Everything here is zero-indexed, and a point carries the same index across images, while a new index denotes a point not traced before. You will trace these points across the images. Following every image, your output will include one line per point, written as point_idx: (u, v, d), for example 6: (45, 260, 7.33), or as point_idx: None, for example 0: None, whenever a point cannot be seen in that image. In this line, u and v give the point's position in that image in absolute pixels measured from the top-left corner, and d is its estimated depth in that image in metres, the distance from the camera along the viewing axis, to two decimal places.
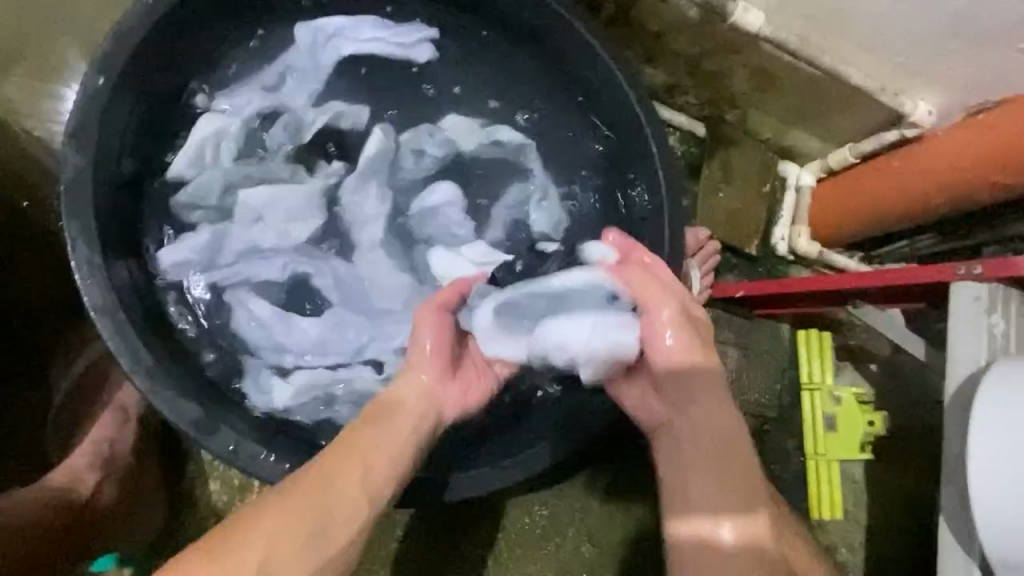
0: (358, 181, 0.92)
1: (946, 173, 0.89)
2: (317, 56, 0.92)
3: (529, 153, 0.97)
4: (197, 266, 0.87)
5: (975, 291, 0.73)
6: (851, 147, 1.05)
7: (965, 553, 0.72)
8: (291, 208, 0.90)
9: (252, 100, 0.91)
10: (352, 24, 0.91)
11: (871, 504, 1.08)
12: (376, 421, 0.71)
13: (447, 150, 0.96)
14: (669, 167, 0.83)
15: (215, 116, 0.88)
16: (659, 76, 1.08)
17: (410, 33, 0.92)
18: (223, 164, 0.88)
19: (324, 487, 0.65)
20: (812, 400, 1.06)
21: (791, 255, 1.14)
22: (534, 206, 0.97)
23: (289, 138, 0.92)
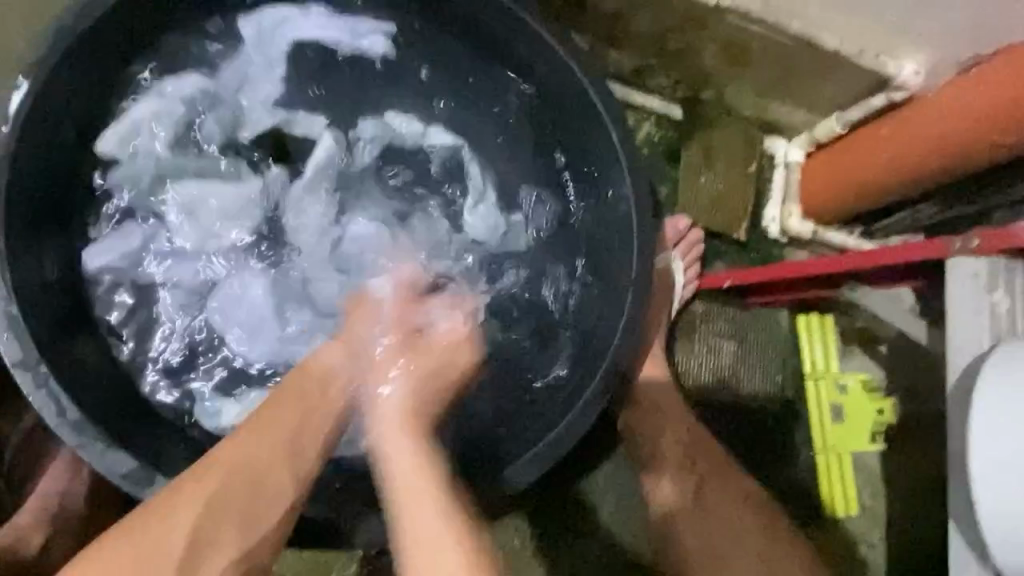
0: (300, 189, 0.87)
1: (938, 136, 0.81)
2: (266, 48, 0.87)
3: (464, 153, 0.92)
4: (119, 269, 0.83)
5: (974, 267, 0.66)
6: (837, 115, 0.97)
7: (978, 560, 0.64)
8: (222, 205, 0.85)
9: (193, 85, 0.84)
10: (302, 12, 0.87)
11: (890, 496, 1.00)
12: (303, 393, 0.69)
13: (382, 154, 0.91)
14: (630, 155, 0.78)
15: (152, 99, 0.82)
16: (624, 59, 1.02)
17: (361, 23, 0.88)
18: (152, 154, 0.82)
19: (251, 465, 0.63)
20: (817, 389, 1.00)
21: (784, 237, 1.07)
22: (470, 209, 0.91)
23: (228, 137, 0.87)
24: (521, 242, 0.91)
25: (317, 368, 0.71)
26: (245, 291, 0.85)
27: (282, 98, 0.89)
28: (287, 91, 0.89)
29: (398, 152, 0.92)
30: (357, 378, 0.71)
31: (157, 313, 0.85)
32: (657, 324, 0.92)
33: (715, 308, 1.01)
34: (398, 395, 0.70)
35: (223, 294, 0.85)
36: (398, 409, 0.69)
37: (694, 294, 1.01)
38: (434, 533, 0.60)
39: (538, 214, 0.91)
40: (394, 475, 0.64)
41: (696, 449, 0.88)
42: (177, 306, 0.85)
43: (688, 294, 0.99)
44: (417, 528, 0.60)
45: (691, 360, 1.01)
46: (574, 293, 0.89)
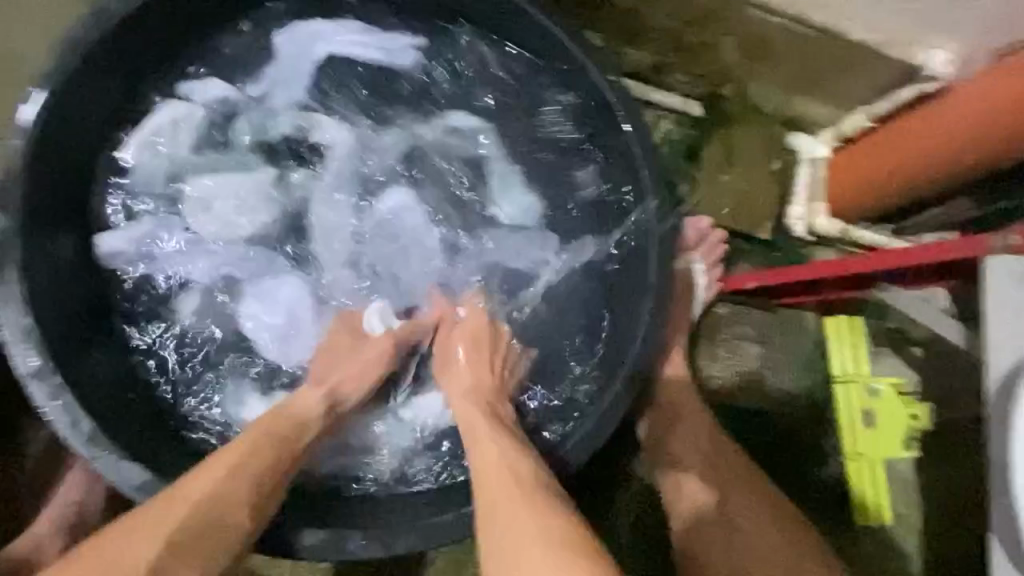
0: (330, 189, 0.86)
1: (970, 130, 0.77)
2: (298, 62, 0.86)
3: (489, 134, 0.88)
4: (132, 257, 0.83)
5: (1013, 266, 0.63)
6: (865, 108, 0.94)
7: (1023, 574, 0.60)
8: (238, 201, 0.84)
9: (214, 91, 0.85)
10: (336, 29, 0.86)
11: (926, 506, 0.96)
12: (280, 425, 0.69)
13: (422, 142, 0.87)
14: (648, 154, 0.76)
15: (175, 104, 0.83)
16: (641, 57, 0.99)
17: (395, 39, 0.87)
18: (175, 152, 0.84)
19: (232, 486, 0.62)
20: (847, 394, 0.96)
21: (810, 236, 1.03)
22: (502, 200, 0.87)
23: (251, 131, 0.85)
24: (555, 225, 0.88)
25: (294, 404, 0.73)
26: (265, 288, 0.85)
27: (311, 105, 0.87)
28: (315, 98, 0.87)
29: (436, 146, 0.87)
30: (323, 411, 0.74)
31: (168, 301, 0.84)
32: (676, 329, 0.90)
33: (740, 309, 0.99)
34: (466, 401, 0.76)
35: (243, 283, 0.85)
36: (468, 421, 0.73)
37: (717, 298, 0.98)
38: (508, 504, 0.63)
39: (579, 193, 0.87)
40: (488, 475, 0.67)
41: (720, 456, 0.85)
42: (188, 301, 0.84)
43: (711, 298, 0.96)
44: (513, 518, 0.62)
45: (713, 363, 0.98)
46: (596, 293, 0.85)
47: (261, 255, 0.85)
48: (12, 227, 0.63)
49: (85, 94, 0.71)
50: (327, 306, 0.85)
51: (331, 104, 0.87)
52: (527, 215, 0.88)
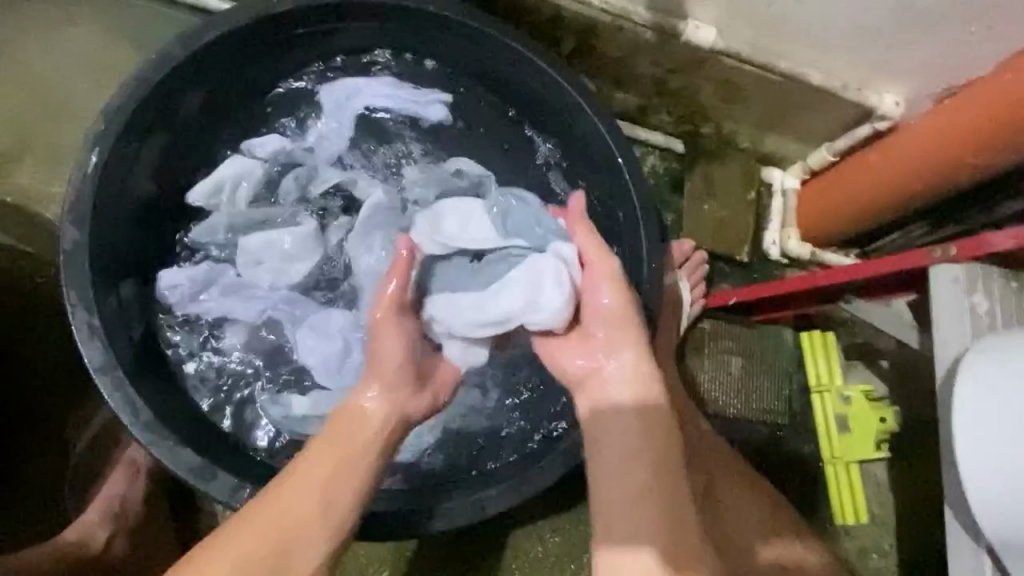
0: (366, 238, 0.90)
1: (921, 159, 0.88)
2: (338, 115, 0.95)
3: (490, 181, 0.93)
4: (188, 293, 0.88)
5: (953, 273, 0.73)
6: (827, 146, 1.06)
7: (972, 540, 0.68)
8: (286, 249, 0.90)
9: (271, 144, 0.92)
10: (371, 84, 0.94)
11: (897, 505, 1.05)
12: (342, 436, 0.69)
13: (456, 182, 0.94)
14: (638, 182, 0.85)
15: (236, 161, 0.90)
16: (629, 98, 1.11)
17: (423, 92, 0.95)
18: (232, 206, 0.91)
19: (288, 514, 0.64)
20: (822, 401, 1.04)
21: (784, 258, 1.14)
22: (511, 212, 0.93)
23: (297, 187, 0.93)
24: None
25: (352, 413, 0.71)
26: (311, 325, 0.88)
27: (345, 159, 0.96)
28: (353, 150, 0.96)
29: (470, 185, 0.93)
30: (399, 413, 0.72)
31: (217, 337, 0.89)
32: (667, 341, 0.98)
33: (722, 325, 1.07)
34: (613, 303, 0.72)
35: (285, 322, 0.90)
36: (615, 332, 0.72)
37: (701, 313, 1.07)
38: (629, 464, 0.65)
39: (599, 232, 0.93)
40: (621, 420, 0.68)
41: (705, 453, 0.91)
42: (238, 339, 0.90)
43: (695, 314, 1.05)
44: (626, 472, 0.65)
45: (700, 374, 1.05)
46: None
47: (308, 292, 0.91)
48: (81, 241, 0.70)
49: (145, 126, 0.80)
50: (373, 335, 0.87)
51: (371, 153, 0.97)
52: None
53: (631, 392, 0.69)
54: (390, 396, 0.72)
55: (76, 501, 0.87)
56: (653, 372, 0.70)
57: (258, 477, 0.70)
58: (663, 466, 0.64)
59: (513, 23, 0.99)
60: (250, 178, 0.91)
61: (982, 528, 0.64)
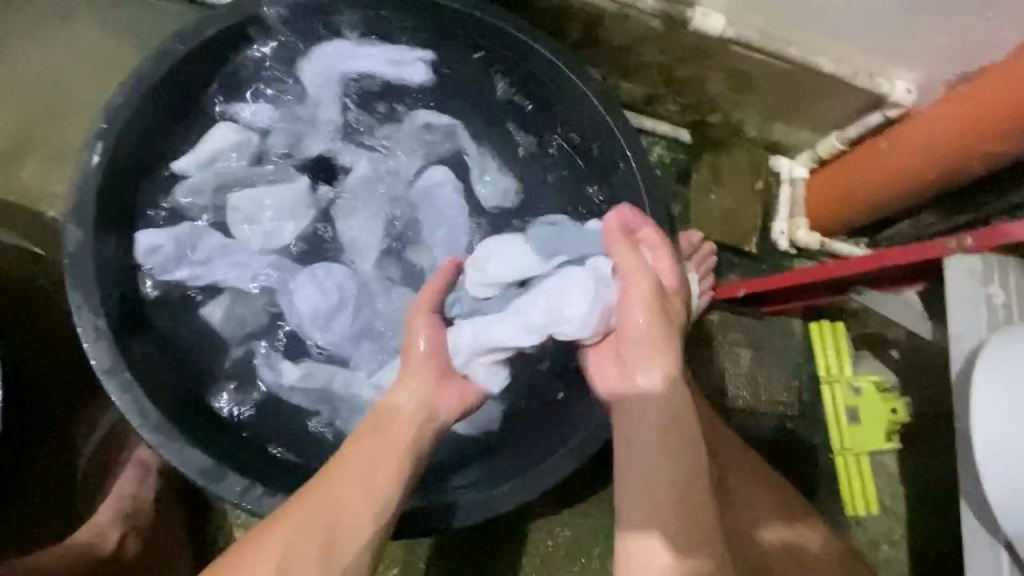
0: (353, 199, 0.93)
1: (934, 147, 0.87)
2: (316, 77, 0.90)
3: (460, 133, 0.96)
4: (171, 256, 0.84)
5: (969, 263, 0.72)
6: (837, 133, 1.05)
7: (989, 534, 0.68)
8: (279, 209, 0.89)
9: (264, 111, 0.91)
10: (347, 50, 0.89)
11: (908, 496, 1.04)
12: (376, 437, 0.68)
13: (440, 131, 0.96)
14: (646, 173, 0.84)
15: (226, 131, 0.88)
16: (634, 88, 1.09)
17: (403, 51, 0.90)
18: (220, 170, 0.88)
19: (322, 525, 0.63)
20: (830, 392, 1.03)
21: (792, 249, 1.13)
22: (477, 181, 0.96)
23: (287, 146, 0.92)
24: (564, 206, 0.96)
25: (386, 416, 0.70)
26: (308, 277, 0.88)
27: (335, 130, 0.94)
28: (341, 119, 0.94)
29: (452, 138, 0.97)
30: (426, 406, 0.72)
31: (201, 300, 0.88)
32: None
33: (730, 316, 1.06)
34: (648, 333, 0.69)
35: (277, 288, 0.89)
36: (640, 359, 0.69)
37: (710, 305, 1.05)
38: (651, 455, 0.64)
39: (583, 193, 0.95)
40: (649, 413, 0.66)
41: (718, 443, 0.90)
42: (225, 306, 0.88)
43: (704, 306, 1.04)
44: (653, 460, 0.64)
45: (708, 367, 1.05)
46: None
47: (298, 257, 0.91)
48: (85, 241, 0.69)
49: (146, 123, 0.79)
50: (367, 287, 0.90)
51: (357, 126, 0.95)
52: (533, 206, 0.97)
53: (655, 400, 0.67)
54: (418, 391, 0.72)
55: (86, 503, 0.86)
56: (686, 412, 0.66)
57: (268, 477, 0.69)
58: (693, 524, 0.62)
59: (517, 12, 0.97)
60: (248, 142, 0.90)
61: (1001, 522, 0.63)
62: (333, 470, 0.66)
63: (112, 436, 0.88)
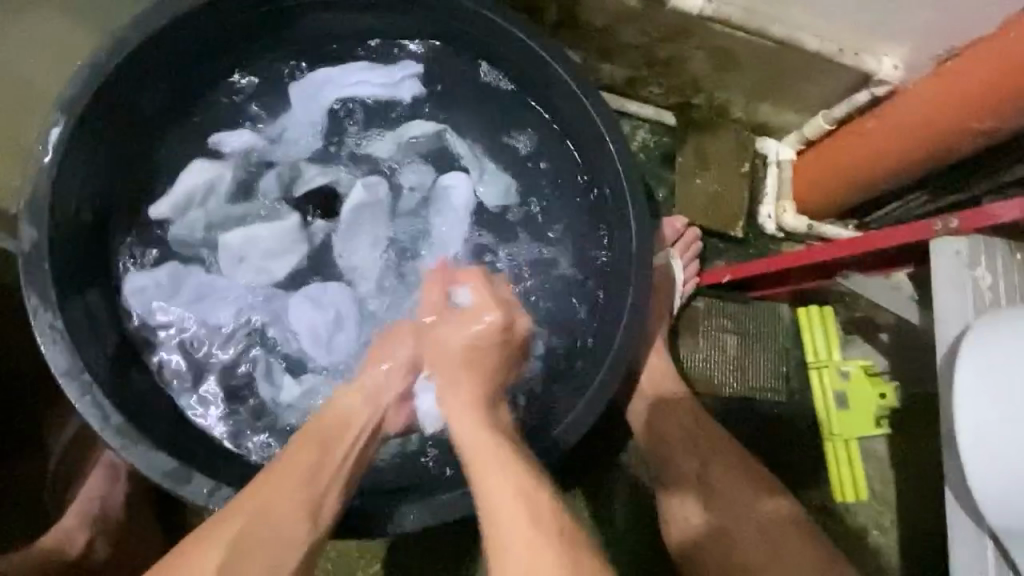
0: (353, 221, 0.89)
1: (922, 125, 0.84)
2: (308, 105, 0.91)
3: (449, 135, 0.94)
4: (158, 300, 0.84)
5: (955, 246, 0.70)
6: (824, 115, 1.02)
7: (974, 524, 0.66)
8: (268, 247, 0.87)
9: (243, 141, 0.89)
10: (337, 72, 0.91)
11: (898, 481, 1.03)
12: (320, 436, 0.69)
13: (439, 142, 0.94)
14: (625, 157, 0.82)
15: (204, 168, 0.86)
16: (617, 70, 1.06)
17: (393, 70, 0.92)
18: (207, 206, 0.87)
19: (261, 527, 0.61)
20: (818, 375, 1.03)
21: (781, 233, 1.11)
22: (477, 181, 0.94)
23: (278, 185, 0.90)
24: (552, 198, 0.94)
25: (331, 417, 0.71)
26: (306, 296, 0.88)
27: (326, 155, 0.92)
28: (332, 145, 0.93)
29: (452, 150, 0.94)
30: (373, 406, 0.74)
31: (189, 335, 0.85)
32: (659, 323, 0.96)
33: (718, 303, 1.04)
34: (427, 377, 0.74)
35: (269, 318, 0.87)
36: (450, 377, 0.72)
37: (695, 290, 1.04)
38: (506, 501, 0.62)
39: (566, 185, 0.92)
40: (480, 456, 0.65)
41: (699, 433, 0.89)
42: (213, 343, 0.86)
43: (689, 291, 1.03)
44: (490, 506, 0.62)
45: (695, 354, 1.03)
46: (580, 285, 0.92)
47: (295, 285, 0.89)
48: (39, 240, 0.67)
49: (105, 117, 0.76)
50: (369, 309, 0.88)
51: (346, 144, 0.93)
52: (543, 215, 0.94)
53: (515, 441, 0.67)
54: (372, 399, 0.74)
55: (57, 504, 0.85)
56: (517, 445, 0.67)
57: (238, 480, 0.68)
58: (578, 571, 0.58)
59: None
60: (222, 180, 0.87)
61: (982, 509, 0.62)
62: (271, 474, 0.65)
63: (83, 437, 0.86)
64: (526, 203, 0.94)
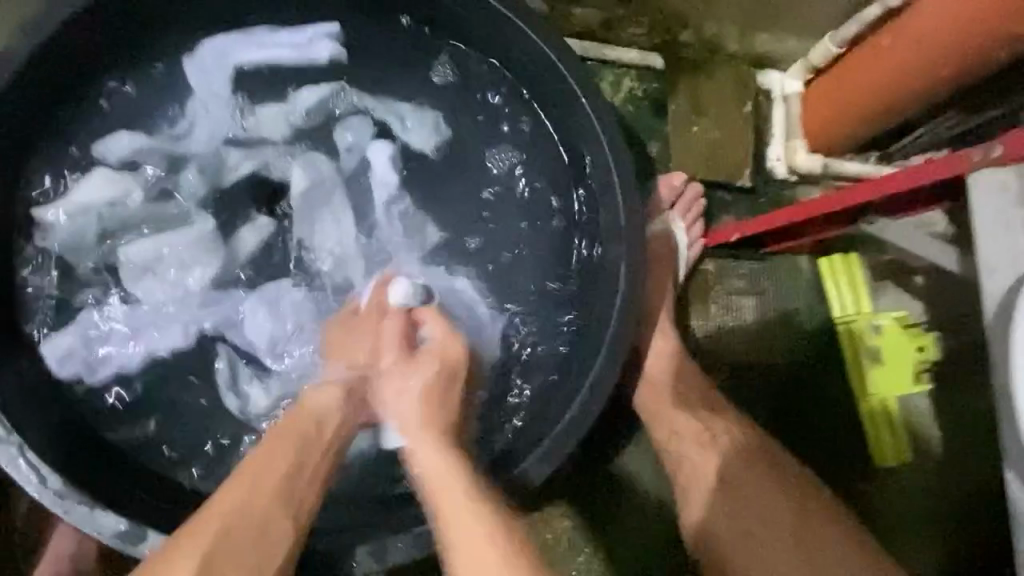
0: (309, 215, 0.84)
1: (946, 36, 0.72)
2: (210, 81, 0.83)
3: (348, 91, 0.85)
4: (84, 351, 0.78)
5: (1000, 179, 0.59)
6: (830, 35, 0.89)
7: None
8: (184, 256, 0.81)
9: (125, 145, 0.81)
10: (244, 37, 0.83)
11: (947, 437, 0.94)
12: (299, 430, 0.65)
13: (341, 99, 0.85)
14: (603, 116, 0.71)
15: (103, 185, 0.79)
16: (589, 14, 0.94)
17: (303, 30, 0.83)
18: (116, 219, 0.80)
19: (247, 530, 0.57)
20: (850, 334, 0.93)
21: (793, 176, 0.98)
22: (400, 130, 0.85)
23: (203, 181, 0.82)
24: (530, 167, 0.84)
25: (301, 414, 0.67)
26: (256, 303, 0.82)
27: (234, 133, 0.84)
28: (235, 123, 0.84)
29: (361, 106, 0.85)
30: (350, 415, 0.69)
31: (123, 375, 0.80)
32: (660, 295, 0.87)
33: (727, 262, 0.95)
34: (409, 408, 0.70)
35: (220, 321, 0.82)
36: (412, 420, 0.69)
37: (701, 254, 0.94)
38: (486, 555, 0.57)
39: (540, 150, 0.83)
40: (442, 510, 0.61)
41: (713, 419, 0.80)
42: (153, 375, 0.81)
43: (696, 255, 0.93)
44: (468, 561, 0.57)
45: (707, 323, 0.94)
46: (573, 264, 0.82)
47: (224, 285, 0.82)
48: None
49: None
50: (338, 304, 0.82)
51: (246, 120, 0.84)
52: (484, 170, 0.85)
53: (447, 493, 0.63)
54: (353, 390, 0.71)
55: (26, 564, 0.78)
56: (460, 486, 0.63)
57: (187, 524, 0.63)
58: None
59: None
60: (131, 197, 0.80)
61: None
62: (270, 444, 0.64)
63: None
64: (497, 175, 0.85)
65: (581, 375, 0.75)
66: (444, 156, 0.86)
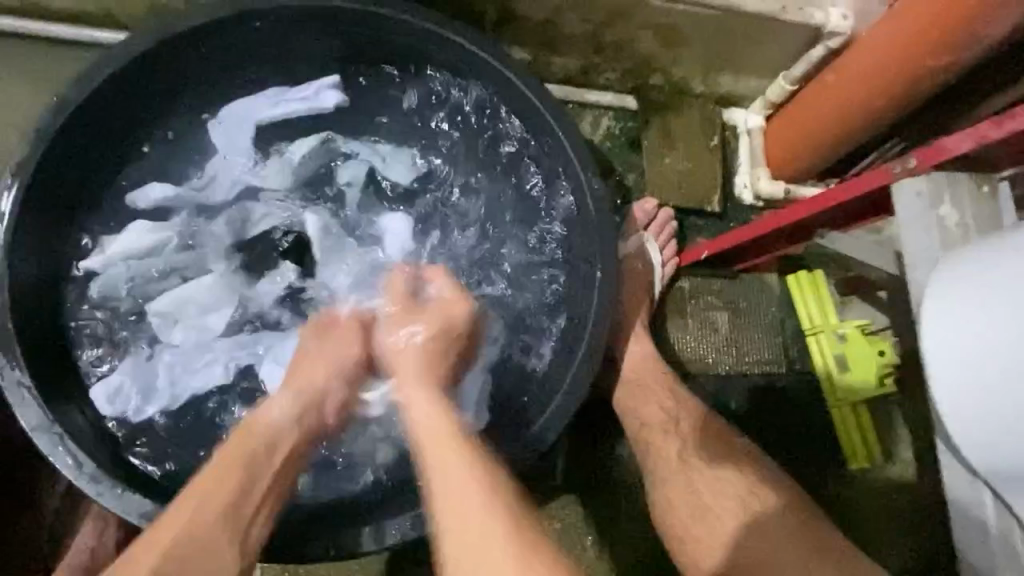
0: (335, 251, 0.94)
1: (878, 72, 0.82)
2: (232, 138, 0.92)
3: (335, 138, 0.95)
4: (129, 389, 0.84)
5: (916, 187, 0.67)
6: (784, 74, 0.99)
7: (965, 469, 0.66)
8: (208, 302, 0.90)
9: (154, 193, 0.90)
10: (257, 99, 0.91)
11: (913, 438, 1.01)
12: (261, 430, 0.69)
13: (337, 149, 0.96)
14: (577, 147, 0.81)
15: (146, 235, 0.88)
16: (568, 62, 1.05)
17: (309, 84, 0.91)
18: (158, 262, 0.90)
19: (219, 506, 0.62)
20: (817, 343, 1.00)
21: (758, 202, 1.08)
22: (384, 167, 0.97)
23: (232, 233, 0.93)
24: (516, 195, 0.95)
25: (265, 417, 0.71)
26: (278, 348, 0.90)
27: (249, 183, 0.93)
28: (249, 176, 0.93)
29: (346, 151, 0.96)
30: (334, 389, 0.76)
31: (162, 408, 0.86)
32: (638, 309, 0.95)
33: (702, 281, 1.03)
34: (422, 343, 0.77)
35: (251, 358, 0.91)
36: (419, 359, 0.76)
37: (676, 272, 1.02)
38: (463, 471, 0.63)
39: (521, 177, 0.93)
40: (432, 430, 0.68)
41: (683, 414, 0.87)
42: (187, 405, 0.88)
43: (670, 273, 1.01)
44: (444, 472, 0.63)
45: (686, 336, 1.01)
46: (548, 284, 0.92)
47: (255, 322, 0.92)
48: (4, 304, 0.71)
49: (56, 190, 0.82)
50: None
51: (262, 169, 0.93)
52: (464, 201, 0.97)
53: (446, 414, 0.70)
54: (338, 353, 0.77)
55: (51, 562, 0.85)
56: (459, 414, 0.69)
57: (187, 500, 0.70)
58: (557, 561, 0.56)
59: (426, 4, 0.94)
60: (170, 243, 0.90)
61: (965, 452, 0.61)
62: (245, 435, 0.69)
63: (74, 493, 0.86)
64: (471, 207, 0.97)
65: (563, 375, 0.83)
66: (428, 191, 0.98)
